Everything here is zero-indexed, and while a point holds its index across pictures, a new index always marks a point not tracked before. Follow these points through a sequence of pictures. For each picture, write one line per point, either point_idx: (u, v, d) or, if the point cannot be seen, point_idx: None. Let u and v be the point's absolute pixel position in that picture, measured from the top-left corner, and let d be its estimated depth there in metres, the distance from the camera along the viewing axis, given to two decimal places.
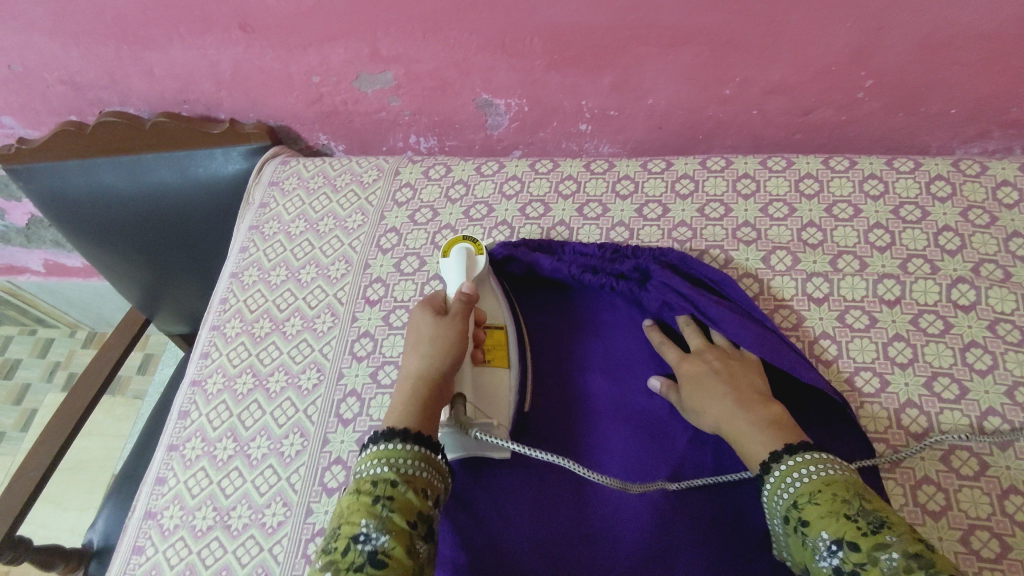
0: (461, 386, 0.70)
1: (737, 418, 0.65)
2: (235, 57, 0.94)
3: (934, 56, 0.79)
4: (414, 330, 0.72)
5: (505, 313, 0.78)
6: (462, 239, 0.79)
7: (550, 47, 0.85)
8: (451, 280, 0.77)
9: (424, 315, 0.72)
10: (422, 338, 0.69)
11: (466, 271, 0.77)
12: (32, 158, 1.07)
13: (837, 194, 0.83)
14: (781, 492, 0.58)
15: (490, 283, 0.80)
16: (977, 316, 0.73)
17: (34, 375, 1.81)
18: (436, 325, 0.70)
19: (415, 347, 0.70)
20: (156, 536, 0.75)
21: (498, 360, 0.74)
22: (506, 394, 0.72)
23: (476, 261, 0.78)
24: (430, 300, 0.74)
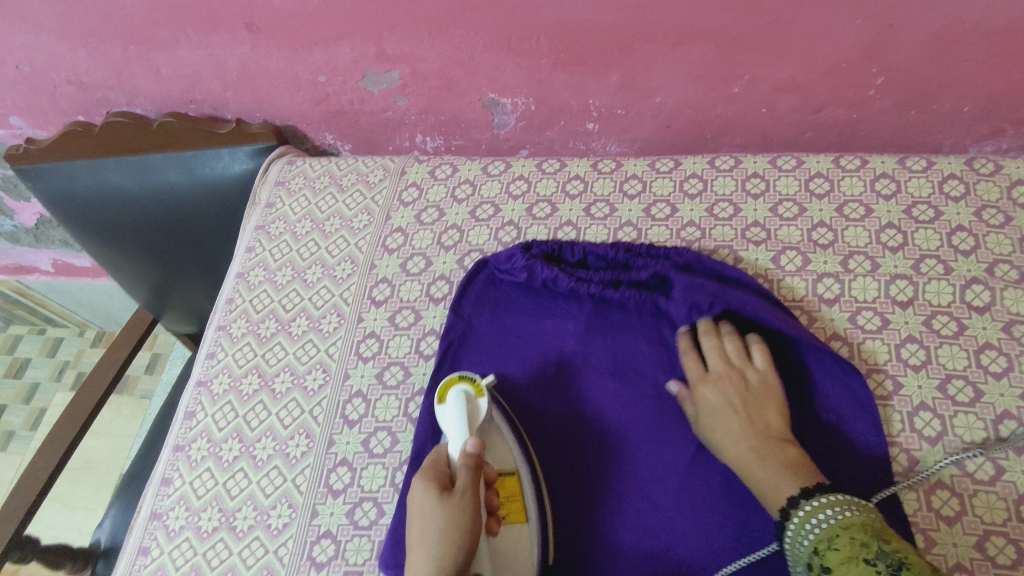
0: (477, 565, 0.63)
1: (752, 465, 0.64)
2: (241, 57, 0.94)
3: (947, 54, 0.78)
4: (414, 513, 0.63)
5: (516, 455, 0.70)
6: (460, 380, 0.72)
7: (557, 45, 0.85)
8: (452, 431, 0.69)
9: (426, 493, 0.63)
10: (430, 528, 0.61)
11: (468, 424, 0.69)
12: (41, 159, 1.07)
13: (848, 193, 0.82)
14: (802, 538, 0.58)
15: (495, 427, 0.72)
16: (991, 318, 0.72)
17: (43, 374, 1.82)
18: (441, 506, 0.62)
19: (419, 535, 0.61)
20: (162, 537, 0.75)
21: (514, 518, 0.67)
22: (526, 555, 0.66)
23: (477, 406, 0.70)
24: (430, 471, 0.65)
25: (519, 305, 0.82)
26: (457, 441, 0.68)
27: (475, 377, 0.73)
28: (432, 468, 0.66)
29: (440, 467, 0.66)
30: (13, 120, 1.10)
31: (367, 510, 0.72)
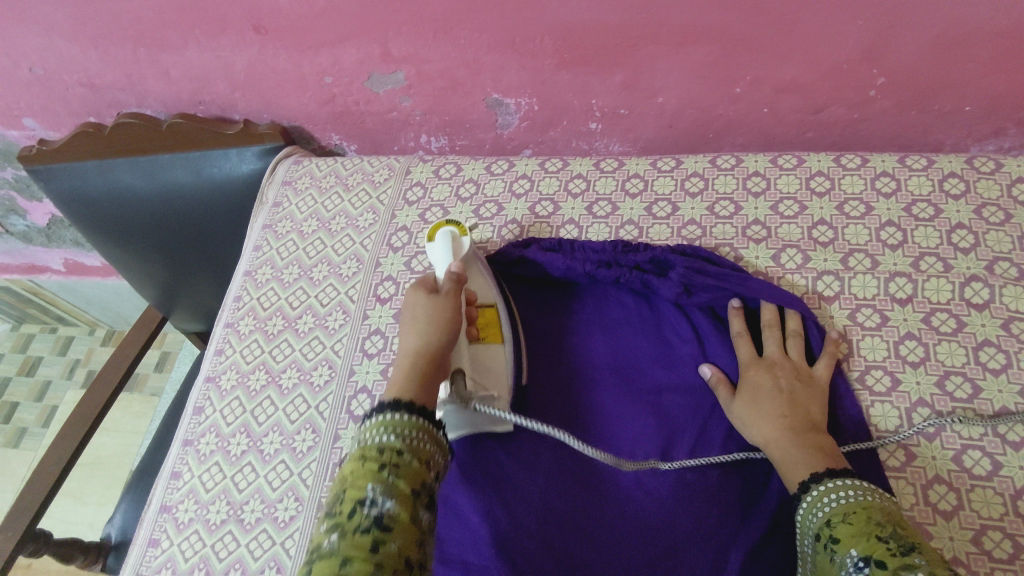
0: (458, 362, 0.70)
1: (785, 444, 0.64)
2: (249, 59, 0.95)
3: (948, 53, 0.78)
4: (406, 314, 0.70)
5: (494, 292, 0.78)
6: (446, 224, 0.81)
7: (559, 46, 0.86)
8: (439, 261, 0.78)
9: (416, 294, 0.70)
10: (419, 318, 0.68)
11: (454, 253, 0.77)
12: (53, 159, 1.09)
13: (848, 192, 0.83)
14: (817, 510, 0.58)
15: (476, 263, 0.79)
16: (990, 315, 0.72)
17: (55, 372, 1.85)
18: (431, 301, 0.69)
19: (410, 322, 0.68)
20: (171, 529, 0.77)
21: (492, 336, 0.75)
22: (501, 368, 0.73)
23: (461, 242, 0.79)
24: (421, 282, 0.73)
25: (521, 304, 0.84)
26: (443, 265, 0.77)
27: (460, 223, 0.82)
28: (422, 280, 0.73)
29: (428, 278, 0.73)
30: (26, 121, 1.12)
31: None
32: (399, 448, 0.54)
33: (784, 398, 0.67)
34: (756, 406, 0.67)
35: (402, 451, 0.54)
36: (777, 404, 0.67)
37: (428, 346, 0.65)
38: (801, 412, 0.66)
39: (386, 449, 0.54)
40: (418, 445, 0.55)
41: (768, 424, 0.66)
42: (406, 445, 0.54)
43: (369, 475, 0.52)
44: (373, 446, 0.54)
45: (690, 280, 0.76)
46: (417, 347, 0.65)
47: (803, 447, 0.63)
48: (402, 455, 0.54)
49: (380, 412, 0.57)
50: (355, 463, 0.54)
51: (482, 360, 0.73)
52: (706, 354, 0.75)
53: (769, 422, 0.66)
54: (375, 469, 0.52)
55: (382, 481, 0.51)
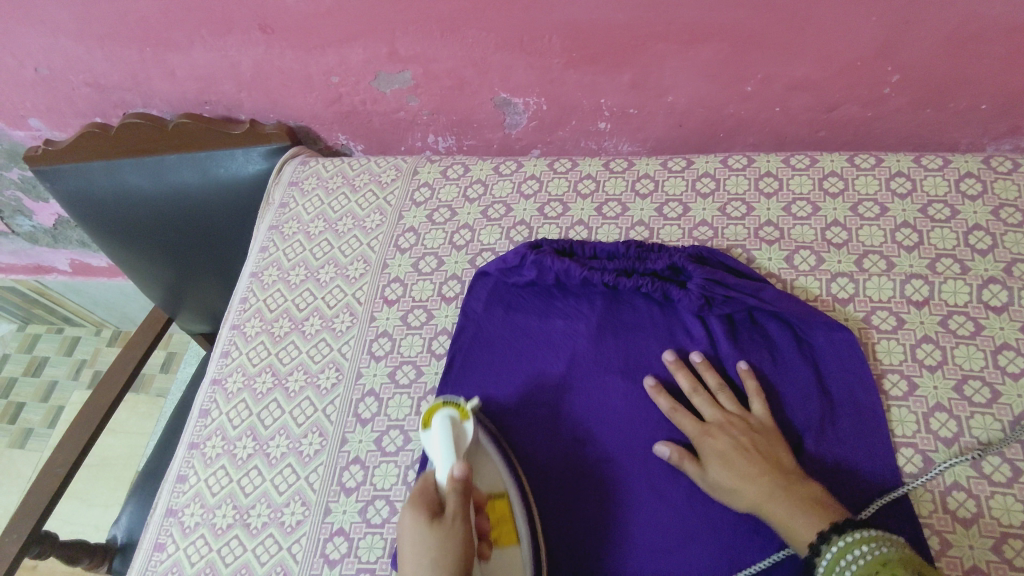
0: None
1: (790, 472, 0.64)
2: (255, 58, 0.94)
3: (964, 50, 0.77)
4: (405, 540, 0.62)
5: (504, 474, 0.69)
6: (443, 405, 0.71)
7: (568, 45, 0.85)
8: (439, 455, 0.67)
9: (415, 524, 0.61)
10: (422, 558, 0.59)
11: (455, 446, 0.68)
12: (59, 160, 1.09)
13: (863, 192, 0.81)
14: (839, 573, 0.56)
15: (484, 449, 0.70)
16: (1009, 317, 0.71)
17: (61, 372, 1.85)
18: (433, 534, 0.60)
19: (413, 561, 0.59)
20: (177, 533, 0.76)
21: (505, 539, 0.66)
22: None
23: (463, 430, 0.69)
24: (418, 497, 0.63)
25: (530, 303, 0.82)
26: (444, 466, 0.66)
27: (459, 400, 0.72)
28: (420, 497, 0.63)
29: (430, 494, 0.64)
30: (32, 122, 1.12)
31: (380, 508, 0.72)
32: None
33: (757, 454, 0.65)
34: (731, 468, 0.65)
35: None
36: (751, 460, 0.65)
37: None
38: (778, 465, 0.65)
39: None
40: None
41: (749, 485, 0.64)
42: None
43: None
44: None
45: (711, 291, 0.75)
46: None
47: (790, 498, 0.62)
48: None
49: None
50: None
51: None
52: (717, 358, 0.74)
53: (749, 480, 0.64)
54: None
55: None
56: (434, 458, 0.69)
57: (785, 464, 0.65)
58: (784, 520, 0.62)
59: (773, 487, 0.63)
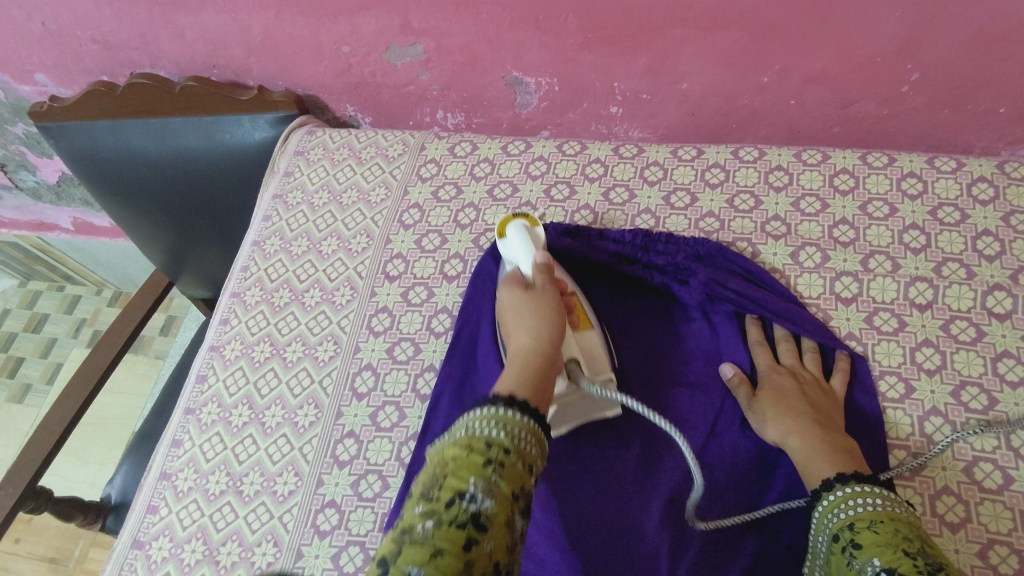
0: (571, 353, 0.67)
1: (810, 435, 0.63)
2: (265, 24, 0.93)
3: (987, 52, 0.76)
4: (505, 313, 0.67)
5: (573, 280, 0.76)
6: (514, 218, 0.77)
7: (584, 25, 0.83)
8: (520, 254, 0.73)
9: (513, 292, 0.67)
10: (525, 315, 0.64)
11: (532, 243, 0.74)
12: (64, 117, 1.08)
13: (873, 191, 0.81)
14: (837, 512, 0.57)
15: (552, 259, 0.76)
16: (1011, 326, 0.71)
17: (60, 330, 1.85)
18: (529, 299, 0.66)
19: (513, 328, 0.64)
20: (170, 497, 0.76)
21: (584, 322, 0.71)
22: (600, 350, 0.70)
23: (537, 234, 0.75)
24: (509, 280, 0.69)
25: None
26: (527, 260, 0.72)
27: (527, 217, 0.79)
28: (511, 280, 0.69)
29: (519, 279, 0.70)
30: (39, 77, 1.11)
31: (372, 482, 0.73)
32: (507, 447, 0.46)
33: (807, 399, 0.67)
34: (782, 402, 0.66)
35: (509, 451, 0.46)
36: (801, 401, 0.66)
37: (542, 342, 0.60)
38: (826, 415, 0.66)
39: (493, 443, 0.46)
40: (525, 443, 0.47)
41: (793, 417, 0.65)
42: (513, 441, 0.47)
43: (473, 468, 0.44)
44: (481, 437, 0.46)
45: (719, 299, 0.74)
46: (534, 347, 0.60)
47: (824, 441, 0.63)
48: (509, 454, 0.46)
49: (490, 403, 0.49)
50: (457, 450, 0.46)
51: (590, 358, 0.69)
52: (721, 353, 0.74)
53: (793, 416, 0.65)
54: (480, 464, 0.44)
55: (485, 478, 0.43)
56: (515, 260, 0.74)
57: (833, 417, 0.66)
58: (808, 451, 0.63)
59: (810, 429, 0.64)
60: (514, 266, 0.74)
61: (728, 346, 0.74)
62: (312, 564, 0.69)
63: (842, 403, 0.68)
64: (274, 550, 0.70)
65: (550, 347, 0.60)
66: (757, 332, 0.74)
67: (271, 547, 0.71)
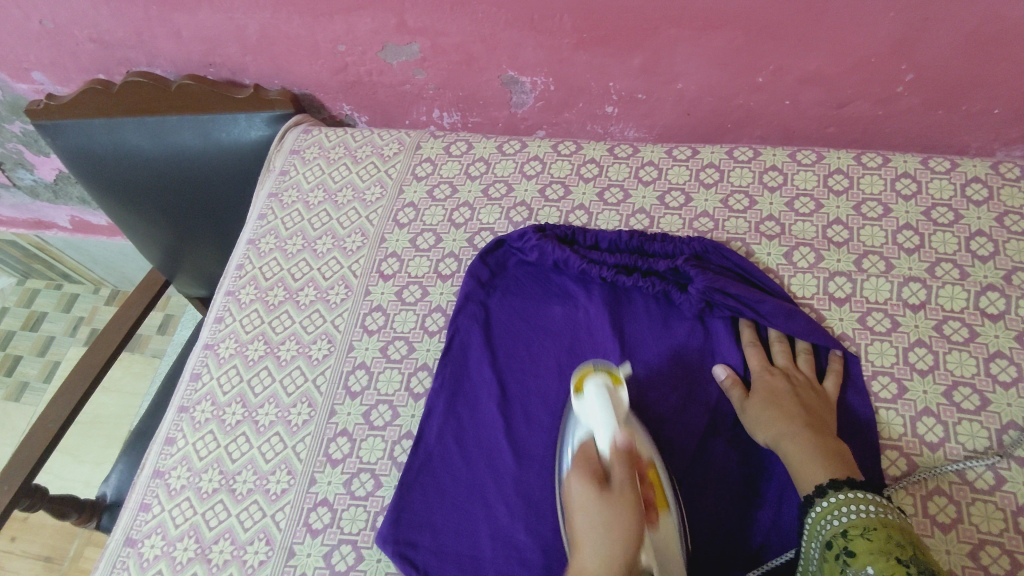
0: (645, 559, 0.57)
1: (803, 438, 0.63)
2: (261, 23, 0.93)
3: (981, 53, 0.76)
4: (573, 511, 0.58)
5: (651, 444, 0.65)
6: (596, 371, 0.66)
7: (579, 25, 0.83)
8: (596, 421, 0.62)
9: (584, 488, 0.58)
10: (594, 529, 0.55)
11: (614, 411, 0.63)
12: (61, 115, 1.08)
13: (867, 191, 0.81)
14: (830, 518, 0.57)
15: (634, 421, 0.65)
16: (1004, 326, 0.71)
17: (58, 329, 1.86)
18: (607, 508, 0.56)
19: (585, 534, 0.56)
20: (163, 494, 0.76)
21: (659, 503, 0.61)
22: (676, 547, 0.59)
23: (618, 395, 0.64)
24: (581, 469, 0.60)
25: (526, 288, 0.82)
26: (605, 433, 0.61)
27: (609, 366, 0.68)
28: (585, 469, 0.59)
29: (594, 467, 0.60)
30: (36, 75, 1.11)
31: (364, 481, 0.73)
32: None
33: (801, 402, 0.67)
34: (775, 404, 0.66)
35: None
36: (794, 404, 0.66)
37: (614, 551, 0.54)
38: (818, 417, 0.66)
39: None
40: None
41: (786, 419, 0.65)
42: None
43: None
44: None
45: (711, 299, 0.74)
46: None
47: (816, 444, 0.63)
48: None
49: None
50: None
51: (663, 554, 0.59)
52: (715, 353, 0.74)
53: (786, 419, 0.65)
54: None
55: None
56: (590, 427, 0.63)
57: (825, 419, 0.66)
58: (801, 454, 0.63)
59: (802, 432, 0.64)
60: (589, 431, 0.64)
61: (721, 347, 0.74)
62: (304, 563, 0.69)
63: (833, 404, 0.69)
64: (266, 549, 0.70)
65: None
66: (750, 333, 0.74)
67: (264, 545, 0.71)
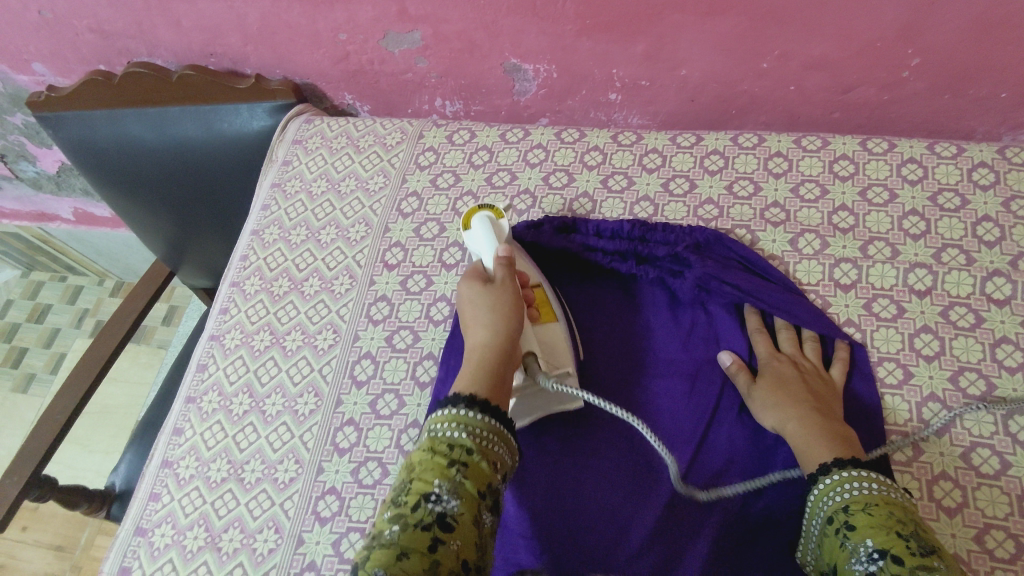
0: (529, 347, 0.68)
1: (810, 423, 0.63)
2: (262, 12, 0.92)
3: (988, 36, 0.75)
4: (463, 306, 0.68)
5: (540, 274, 0.76)
6: (481, 209, 0.74)
7: (582, 11, 0.82)
8: (483, 245, 0.72)
9: (472, 287, 0.68)
10: (479, 313, 0.65)
11: (495, 236, 0.72)
12: (63, 107, 1.08)
13: (873, 177, 0.80)
14: (833, 495, 0.58)
15: (517, 246, 0.76)
16: (1010, 311, 0.71)
17: (64, 321, 1.86)
18: (487, 292, 0.67)
19: (472, 322, 0.65)
20: (172, 484, 0.77)
21: (547, 313, 0.72)
22: (563, 342, 0.71)
23: (500, 228, 0.73)
24: (469, 274, 0.70)
25: None
26: (489, 253, 0.72)
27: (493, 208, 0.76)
28: (472, 272, 0.70)
29: (479, 270, 0.70)
30: (36, 66, 1.10)
31: (372, 470, 0.73)
32: (469, 446, 0.53)
33: (807, 387, 0.67)
34: (781, 389, 0.67)
35: (471, 450, 0.52)
36: (801, 389, 0.66)
37: (497, 338, 0.63)
38: (824, 401, 0.66)
39: (455, 446, 0.53)
40: (487, 444, 0.54)
41: (792, 404, 0.65)
42: (476, 443, 0.53)
43: (437, 470, 0.51)
44: (444, 439, 0.53)
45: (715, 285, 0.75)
46: (486, 342, 0.63)
47: (823, 426, 0.63)
48: (471, 454, 0.52)
49: (452, 404, 0.56)
50: (422, 454, 0.53)
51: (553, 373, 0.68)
52: (719, 340, 0.74)
53: (792, 404, 0.65)
54: (443, 464, 0.51)
55: (449, 478, 0.50)
56: (478, 253, 0.74)
57: (832, 404, 0.66)
58: (807, 438, 0.63)
59: (809, 415, 0.64)
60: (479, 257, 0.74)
61: (726, 334, 0.74)
62: (313, 550, 0.69)
63: (840, 391, 0.68)
64: (275, 537, 0.71)
65: (502, 348, 0.62)
66: (756, 320, 0.74)
67: (273, 533, 0.71)
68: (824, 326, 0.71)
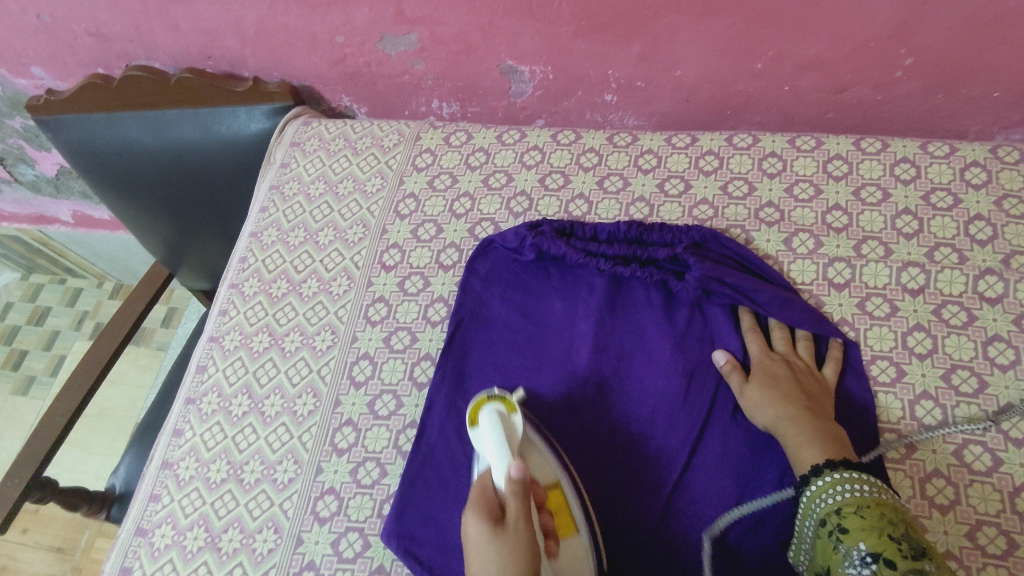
0: (546, 575, 0.60)
1: (801, 423, 0.64)
2: (259, 15, 0.93)
3: (981, 36, 0.75)
4: (468, 543, 0.57)
5: (555, 464, 0.67)
6: (489, 401, 0.69)
7: (577, 13, 0.83)
8: (493, 455, 0.64)
9: (479, 519, 0.57)
10: (486, 553, 0.55)
11: (507, 445, 0.65)
12: (62, 111, 1.08)
13: (866, 176, 0.81)
14: (826, 497, 0.58)
15: (532, 441, 0.68)
16: (1002, 309, 0.71)
17: (63, 323, 1.87)
18: (499, 536, 0.56)
19: (478, 557, 0.55)
20: (172, 485, 0.78)
21: (564, 529, 0.64)
22: (583, 567, 0.62)
23: (512, 422, 0.67)
24: (479, 495, 0.60)
25: (525, 284, 0.82)
26: (500, 466, 0.63)
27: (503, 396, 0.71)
28: (482, 490, 0.60)
29: (490, 493, 0.60)
30: (35, 70, 1.11)
31: (370, 470, 0.74)
32: None
33: (799, 386, 0.68)
34: (773, 388, 0.67)
35: None
36: (792, 388, 0.67)
37: None
38: (815, 401, 0.67)
39: None
40: None
41: (783, 404, 0.66)
42: None
43: None
44: None
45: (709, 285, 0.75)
46: None
47: (814, 427, 0.64)
48: None
49: None
50: None
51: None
52: (714, 340, 0.75)
53: (784, 403, 0.66)
54: None
55: None
56: (487, 462, 0.66)
57: (822, 403, 0.67)
58: (798, 438, 0.63)
59: (800, 417, 0.65)
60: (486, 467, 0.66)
61: (721, 333, 0.75)
62: (312, 550, 0.70)
63: (832, 389, 0.69)
64: (275, 537, 0.72)
65: None
66: (749, 320, 0.75)
67: (272, 533, 0.72)
68: (817, 324, 0.72)
